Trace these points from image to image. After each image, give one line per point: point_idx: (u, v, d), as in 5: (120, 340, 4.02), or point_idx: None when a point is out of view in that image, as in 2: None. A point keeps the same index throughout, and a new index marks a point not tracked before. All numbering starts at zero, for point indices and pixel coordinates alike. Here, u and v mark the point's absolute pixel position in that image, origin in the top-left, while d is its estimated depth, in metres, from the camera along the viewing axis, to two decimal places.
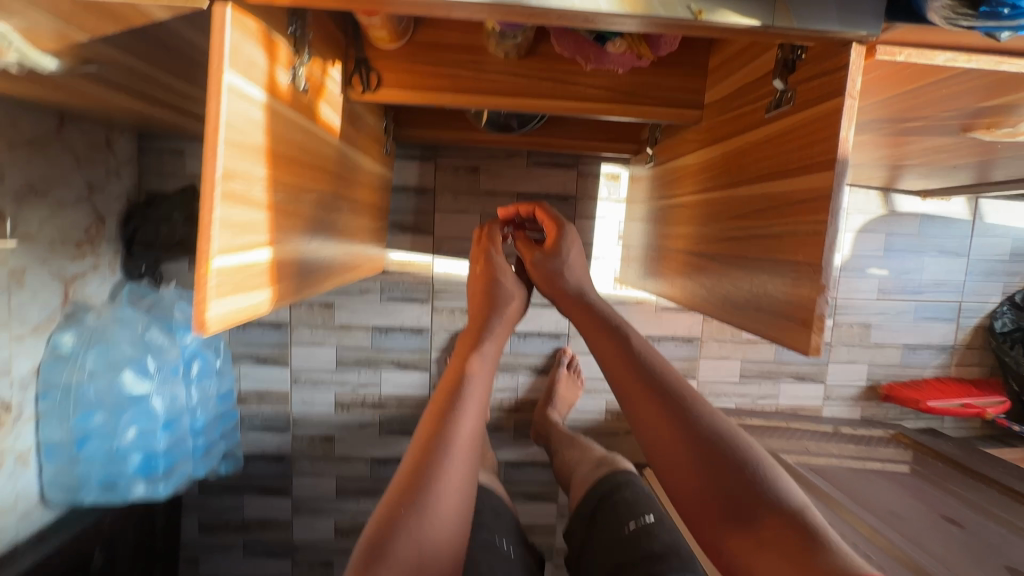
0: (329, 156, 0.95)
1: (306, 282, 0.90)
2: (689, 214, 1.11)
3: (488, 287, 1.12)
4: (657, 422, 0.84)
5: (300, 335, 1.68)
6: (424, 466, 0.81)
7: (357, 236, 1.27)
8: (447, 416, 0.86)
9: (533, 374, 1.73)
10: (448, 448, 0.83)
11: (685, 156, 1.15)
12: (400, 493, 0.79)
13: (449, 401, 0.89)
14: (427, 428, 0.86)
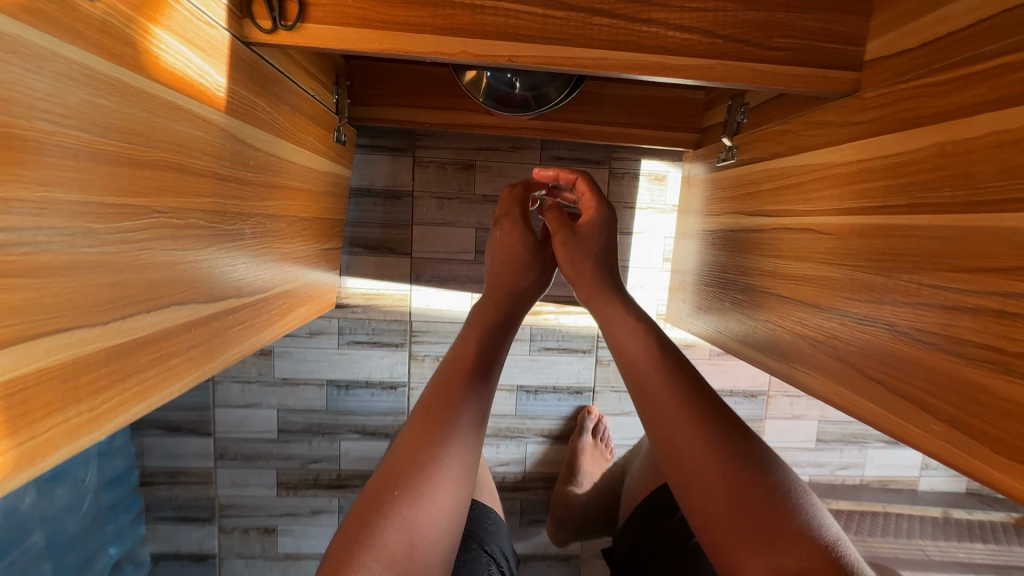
0: (179, 136, 0.50)
1: (144, 368, 0.47)
2: (828, 248, 0.66)
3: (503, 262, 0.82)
4: (709, 439, 0.58)
5: (226, 394, 1.22)
6: (423, 447, 0.58)
7: (289, 267, 0.81)
8: (463, 385, 0.64)
9: (546, 442, 1.29)
10: (456, 431, 0.60)
11: (812, 150, 0.71)
12: (383, 487, 0.56)
13: (467, 369, 0.66)
14: (428, 400, 0.63)
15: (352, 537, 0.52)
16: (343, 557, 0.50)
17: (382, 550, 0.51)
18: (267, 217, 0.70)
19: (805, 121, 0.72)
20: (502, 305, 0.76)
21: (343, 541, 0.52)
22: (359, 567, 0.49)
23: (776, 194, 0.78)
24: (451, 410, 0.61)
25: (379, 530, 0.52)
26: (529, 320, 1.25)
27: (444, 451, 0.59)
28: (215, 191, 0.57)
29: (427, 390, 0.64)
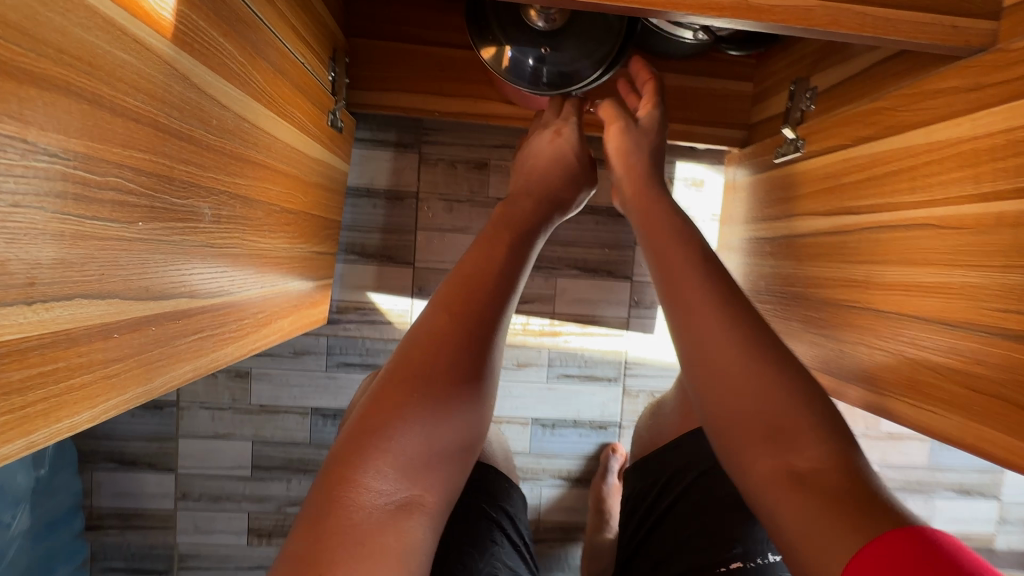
0: (112, 64, 0.36)
1: (29, 385, 0.33)
2: (959, 247, 0.51)
3: (551, 163, 0.74)
4: (771, 337, 0.47)
5: (194, 423, 1.04)
6: (441, 339, 0.49)
7: (265, 273, 0.67)
8: (495, 271, 0.54)
9: (564, 485, 1.11)
10: (486, 323, 0.51)
11: (923, 125, 0.56)
12: (393, 381, 0.47)
13: (501, 257, 0.56)
14: (454, 282, 0.53)
15: (361, 438, 0.44)
16: (351, 460, 0.43)
17: (393, 452, 0.44)
18: (234, 196, 0.55)
19: (909, 93, 0.58)
20: (541, 202, 0.69)
21: (347, 438, 0.45)
22: (368, 472, 0.43)
23: (868, 185, 0.63)
24: (481, 299, 0.52)
25: (394, 435, 0.44)
26: (547, 343, 1.08)
27: (477, 345, 0.50)
28: (161, 151, 0.42)
29: (454, 272, 0.55)
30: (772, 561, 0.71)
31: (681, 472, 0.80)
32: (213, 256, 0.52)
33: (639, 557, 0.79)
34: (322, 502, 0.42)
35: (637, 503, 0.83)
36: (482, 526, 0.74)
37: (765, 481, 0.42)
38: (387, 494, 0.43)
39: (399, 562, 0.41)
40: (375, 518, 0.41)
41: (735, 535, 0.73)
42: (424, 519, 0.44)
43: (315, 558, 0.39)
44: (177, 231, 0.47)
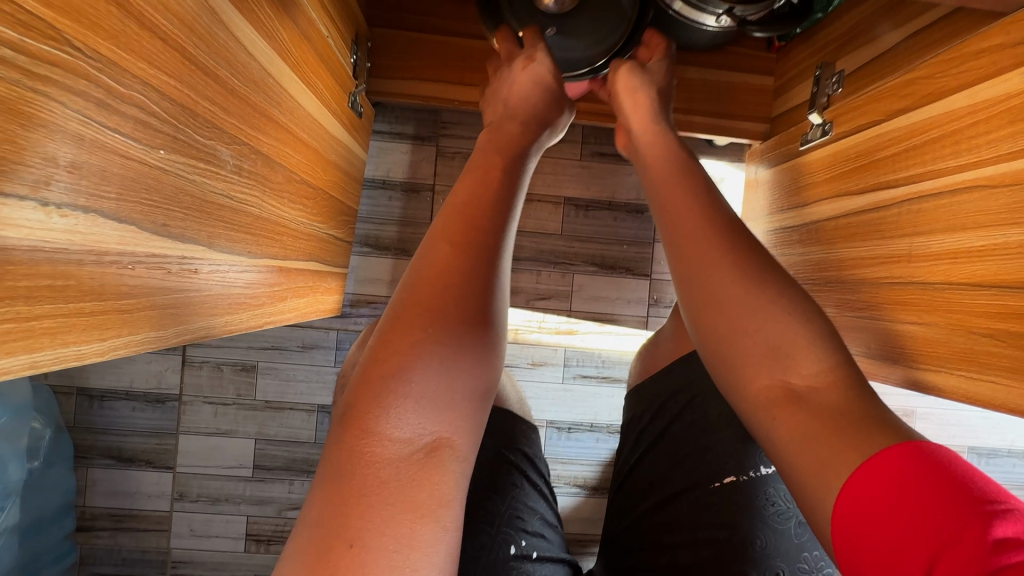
0: None
1: (74, 296, 0.33)
2: (1013, 205, 0.48)
3: (534, 83, 0.65)
4: (768, 277, 0.49)
5: (195, 418, 1.00)
6: (444, 274, 0.46)
7: (282, 248, 0.64)
8: (494, 203, 0.51)
9: (580, 494, 1.05)
10: (489, 255, 0.48)
11: (965, 88, 0.54)
12: (399, 319, 0.44)
13: (497, 187, 0.52)
14: (451, 214, 0.50)
15: (375, 386, 0.42)
16: (367, 410, 0.41)
17: (411, 395, 0.42)
18: (255, 152, 0.54)
19: (948, 58, 0.57)
20: (528, 125, 0.62)
21: (359, 387, 0.42)
22: (387, 420, 0.41)
23: (905, 157, 0.61)
24: (483, 231, 0.49)
25: (410, 378, 0.42)
26: (563, 341, 1.05)
27: (480, 282, 0.47)
28: (187, 81, 0.41)
29: (449, 202, 0.51)
30: (767, 473, 0.70)
31: (678, 394, 0.76)
32: (229, 209, 0.50)
33: (632, 481, 0.78)
34: (343, 455, 0.40)
35: (633, 428, 0.80)
36: (501, 468, 0.72)
37: (766, 397, 0.47)
38: (412, 439, 0.41)
39: (436, 497, 0.40)
40: (404, 462, 0.40)
41: (729, 450, 0.71)
42: (453, 458, 0.42)
43: (348, 508, 0.38)
44: (199, 172, 0.45)
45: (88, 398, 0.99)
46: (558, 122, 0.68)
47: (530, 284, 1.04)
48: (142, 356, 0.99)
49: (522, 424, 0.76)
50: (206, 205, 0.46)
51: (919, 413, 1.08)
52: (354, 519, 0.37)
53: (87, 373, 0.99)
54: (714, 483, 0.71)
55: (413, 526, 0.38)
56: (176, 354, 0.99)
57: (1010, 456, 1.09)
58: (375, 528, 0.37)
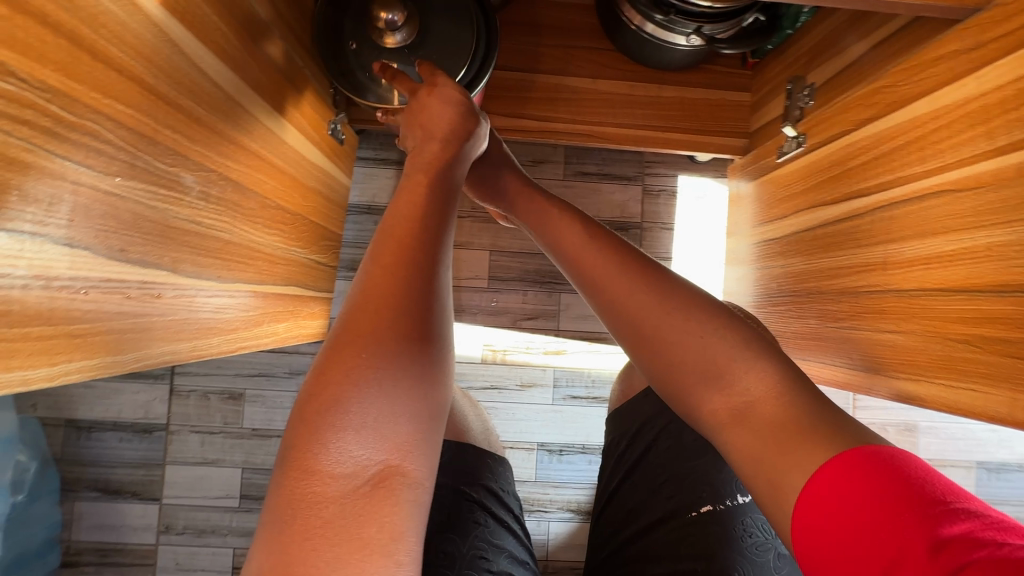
0: (92, 7, 0.36)
1: (12, 322, 0.33)
2: (978, 208, 0.48)
3: (445, 103, 0.59)
4: (668, 294, 0.48)
5: (182, 448, 1.00)
6: (378, 295, 0.42)
7: (257, 273, 0.65)
8: (429, 218, 0.47)
9: (575, 519, 1.02)
10: (427, 272, 0.44)
11: (925, 94, 0.54)
12: (333, 347, 0.41)
13: (425, 206, 0.48)
14: (388, 229, 0.46)
15: (311, 422, 0.38)
16: (305, 448, 0.38)
17: (351, 424, 0.38)
18: (224, 178, 0.54)
19: (909, 66, 0.57)
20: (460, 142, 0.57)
21: (298, 422, 0.39)
22: (325, 458, 0.37)
23: (874, 164, 0.61)
24: (419, 248, 0.45)
25: (349, 407, 0.38)
26: (552, 362, 1.04)
27: (423, 300, 0.43)
28: (145, 110, 0.42)
29: (385, 220, 0.47)
30: (742, 503, 0.69)
31: (653, 420, 0.76)
32: (196, 234, 0.51)
33: (611, 510, 0.75)
34: (283, 499, 0.37)
35: (612, 455, 0.79)
36: (462, 507, 0.70)
37: (719, 420, 0.44)
38: (357, 470, 0.37)
39: (388, 532, 0.37)
40: (350, 496, 0.37)
41: (706, 478, 0.70)
42: (405, 488, 0.38)
43: (292, 553, 0.35)
44: (160, 197, 0.45)
45: (76, 429, 0.99)
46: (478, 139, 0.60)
47: (516, 304, 1.03)
48: (130, 386, 0.99)
49: (489, 459, 0.76)
50: (169, 228, 0.47)
51: (922, 427, 1.05)
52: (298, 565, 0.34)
53: (75, 405, 0.99)
54: (692, 512, 0.69)
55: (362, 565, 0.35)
56: (164, 384, 1.00)
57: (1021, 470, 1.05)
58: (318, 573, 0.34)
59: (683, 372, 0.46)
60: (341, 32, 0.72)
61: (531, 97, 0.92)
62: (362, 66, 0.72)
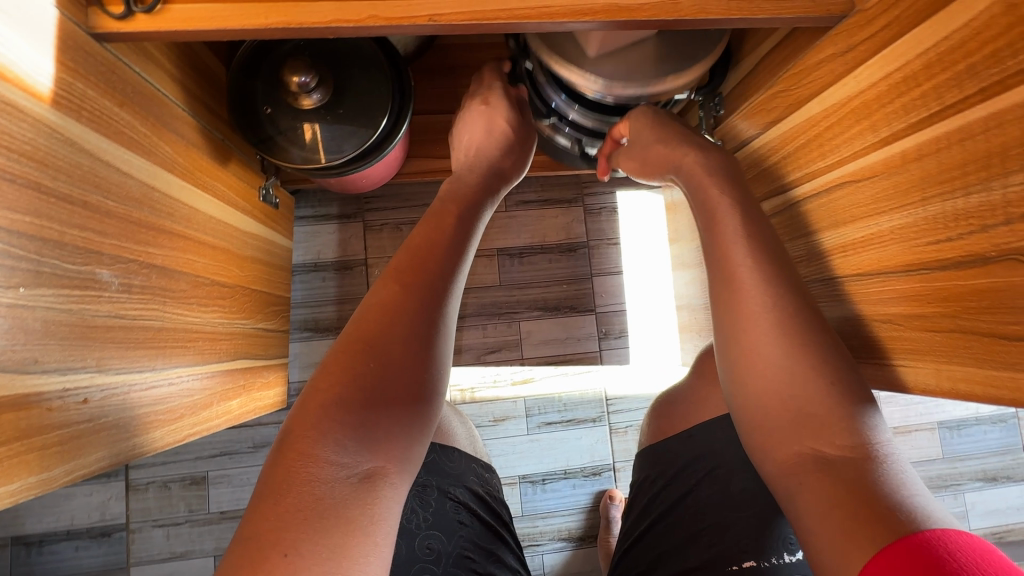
0: None
1: None
2: (877, 196, 0.51)
3: (492, 138, 0.71)
4: (807, 338, 0.49)
5: (146, 545, 0.94)
6: (385, 304, 0.47)
7: (199, 353, 0.62)
8: (445, 249, 0.53)
9: (568, 548, 1.01)
10: (436, 289, 0.49)
11: (814, 97, 0.58)
12: (347, 353, 0.45)
13: (447, 231, 0.55)
14: (407, 250, 0.52)
15: (313, 411, 0.42)
16: (303, 434, 0.41)
17: (351, 423, 0.42)
18: (147, 266, 0.53)
19: (797, 72, 0.61)
20: (485, 173, 0.67)
21: (302, 412, 0.42)
22: (321, 444, 0.40)
23: (787, 162, 0.64)
24: (431, 277, 0.50)
25: (347, 401, 0.42)
26: (521, 392, 1.03)
27: (430, 316, 0.48)
28: (46, 214, 0.41)
29: (407, 247, 0.53)
30: (790, 561, 0.62)
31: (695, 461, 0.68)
32: (121, 328, 0.49)
33: (638, 549, 0.70)
34: (276, 478, 0.39)
35: (643, 493, 0.72)
36: (444, 507, 0.65)
37: (791, 465, 0.47)
38: (351, 462, 0.40)
39: (371, 518, 0.39)
40: (343, 484, 0.39)
41: (750, 531, 0.63)
42: (389, 485, 0.41)
43: (283, 520, 0.37)
44: (75, 298, 0.44)
45: (25, 546, 0.92)
46: (515, 175, 0.74)
47: (477, 339, 1.03)
48: (81, 489, 0.93)
49: (476, 463, 0.71)
50: (90, 327, 0.45)
51: (882, 398, 1.09)
52: (287, 531, 0.36)
53: (22, 520, 0.92)
54: (733, 565, 0.62)
55: (347, 549, 0.37)
56: (118, 481, 0.94)
57: (979, 424, 1.10)
58: (307, 541, 0.36)
59: (752, 372, 0.50)
60: (253, 100, 0.72)
61: None
62: (280, 130, 0.72)
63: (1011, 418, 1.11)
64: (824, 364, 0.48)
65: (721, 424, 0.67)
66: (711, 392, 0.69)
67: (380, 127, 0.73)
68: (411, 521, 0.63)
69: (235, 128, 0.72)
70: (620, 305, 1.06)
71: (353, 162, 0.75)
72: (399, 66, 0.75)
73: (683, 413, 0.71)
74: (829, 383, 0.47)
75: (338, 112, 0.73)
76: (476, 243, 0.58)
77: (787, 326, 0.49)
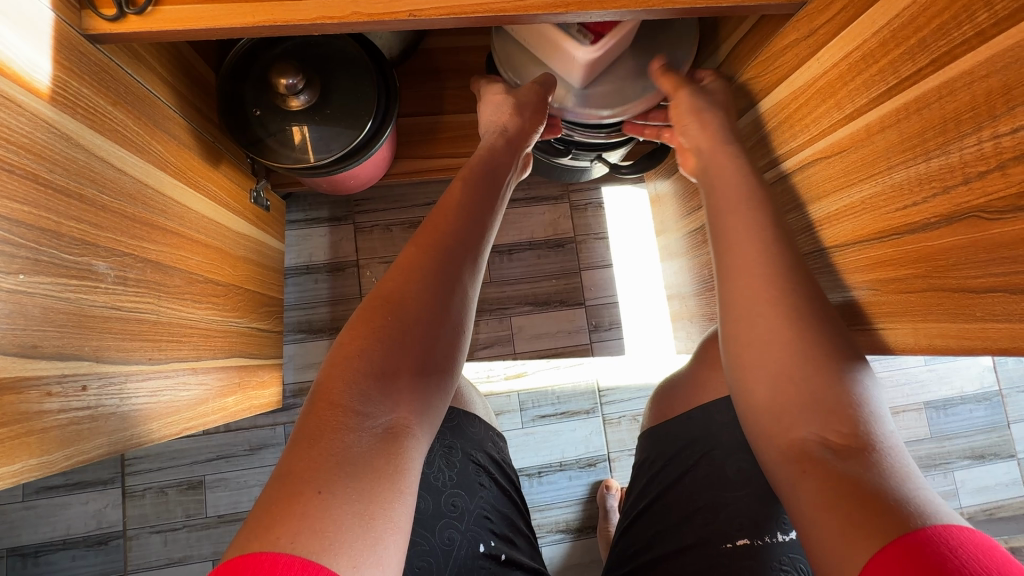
0: None
1: None
2: (846, 169, 0.53)
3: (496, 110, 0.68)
4: (813, 326, 0.49)
5: (144, 552, 0.93)
6: (409, 269, 0.49)
7: (194, 349, 0.63)
8: (464, 220, 0.54)
9: (566, 539, 1.01)
10: (457, 256, 0.51)
11: (783, 81, 0.61)
12: (371, 312, 0.47)
13: (468, 208, 0.56)
14: (429, 222, 0.54)
15: (341, 366, 0.44)
16: (333, 386, 0.42)
17: (375, 375, 0.43)
18: (142, 260, 0.54)
19: (765, 59, 0.63)
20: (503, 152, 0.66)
21: (330, 365, 0.44)
22: (351, 395, 0.42)
23: (764, 144, 0.67)
24: (447, 244, 0.52)
25: (372, 358, 0.44)
26: (514, 387, 1.05)
27: (450, 282, 0.50)
28: (44, 205, 0.42)
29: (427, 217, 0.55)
30: (784, 540, 0.62)
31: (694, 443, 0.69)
32: (118, 319, 0.50)
33: (638, 527, 0.71)
34: (307, 426, 0.40)
35: (644, 472, 0.74)
36: (467, 468, 0.66)
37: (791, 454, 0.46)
38: (374, 413, 0.42)
39: (398, 468, 0.40)
40: (368, 432, 0.41)
41: (745, 511, 0.64)
42: (411, 441, 0.43)
43: (315, 461, 0.38)
44: (72, 288, 0.45)
45: (22, 557, 0.91)
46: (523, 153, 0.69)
47: None
48: (77, 498, 0.93)
49: (492, 432, 0.73)
50: (87, 317, 0.46)
51: None
52: (319, 471, 0.37)
53: (18, 530, 0.92)
54: (727, 543, 0.63)
55: (372, 495, 0.38)
56: (115, 488, 0.94)
57: (965, 402, 1.12)
58: (338, 483, 0.37)
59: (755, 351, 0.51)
60: (243, 103, 0.74)
61: (446, 138, 0.96)
62: (270, 132, 0.74)
63: (996, 396, 1.13)
64: (805, 329, 0.49)
65: (721, 408, 0.67)
66: (708, 376, 0.70)
67: (366, 127, 0.75)
68: (437, 479, 0.64)
69: (225, 131, 0.74)
70: (610, 297, 1.08)
71: (341, 161, 0.76)
72: (384, 66, 0.77)
73: (684, 395, 0.72)
74: (826, 370, 0.47)
75: (325, 112, 0.75)
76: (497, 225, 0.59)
77: (792, 315, 0.50)
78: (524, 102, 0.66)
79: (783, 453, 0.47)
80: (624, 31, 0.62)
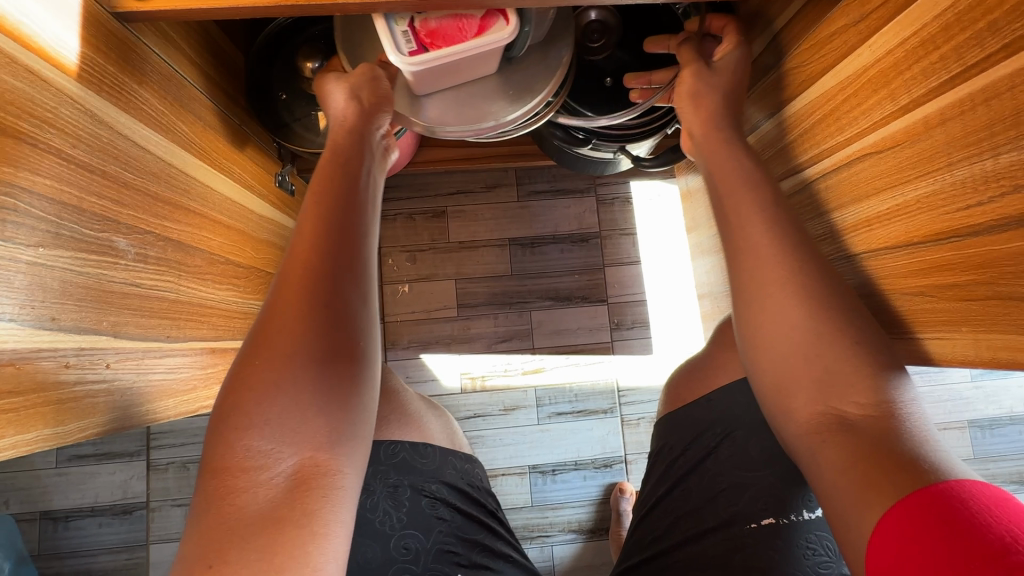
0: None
1: None
2: (899, 167, 0.49)
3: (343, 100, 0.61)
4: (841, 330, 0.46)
5: (166, 522, 0.96)
6: (295, 298, 0.48)
7: (213, 328, 0.64)
8: (331, 240, 0.51)
9: (579, 539, 1.00)
10: (333, 274, 0.49)
11: (829, 70, 0.56)
12: (253, 361, 0.46)
13: (329, 224, 0.52)
14: (295, 251, 0.51)
15: (225, 426, 0.43)
16: (221, 451, 0.42)
17: (267, 425, 0.43)
18: (163, 239, 0.54)
19: (809, 47, 0.59)
20: (357, 149, 0.60)
21: (216, 428, 0.44)
22: (240, 457, 0.42)
23: (804, 139, 0.62)
24: (328, 270, 0.50)
25: (254, 410, 0.44)
26: (532, 382, 1.03)
27: (341, 300, 0.49)
28: (67, 179, 0.43)
29: (291, 253, 0.51)
30: (811, 518, 0.60)
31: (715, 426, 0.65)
32: (137, 296, 0.51)
33: (654, 515, 0.68)
34: (204, 496, 0.41)
35: (660, 461, 0.69)
36: (420, 504, 0.65)
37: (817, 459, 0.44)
38: (272, 462, 0.42)
39: (304, 512, 0.41)
40: (269, 484, 0.42)
41: (770, 489, 0.61)
42: (320, 477, 0.43)
43: (210, 534, 0.39)
44: (92, 263, 0.45)
45: (53, 521, 0.96)
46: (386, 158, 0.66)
47: (488, 328, 1.03)
48: (104, 468, 0.97)
49: (454, 456, 0.71)
50: (106, 294, 0.47)
51: None
52: (216, 543, 0.39)
53: (49, 496, 0.96)
54: (751, 523, 0.61)
55: (278, 547, 0.39)
56: (141, 460, 0.97)
57: (1014, 424, 1.05)
58: (235, 548, 0.39)
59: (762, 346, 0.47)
60: (269, 85, 0.74)
61: None
62: (296, 117, 0.75)
63: None
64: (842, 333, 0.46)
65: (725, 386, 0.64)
66: (731, 357, 0.65)
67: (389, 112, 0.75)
68: (384, 524, 0.63)
69: (251, 113, 0.74)
70: (635, 295, 1.05)
71: None
72: None
73: (701, 380, 0.67)
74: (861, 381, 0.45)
75: None
76: (372, 232, 0.56)
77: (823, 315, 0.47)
78: (359, 86, 0.62)
79: (808, 426, 0.46)
80: (463, 54, 0.56)
